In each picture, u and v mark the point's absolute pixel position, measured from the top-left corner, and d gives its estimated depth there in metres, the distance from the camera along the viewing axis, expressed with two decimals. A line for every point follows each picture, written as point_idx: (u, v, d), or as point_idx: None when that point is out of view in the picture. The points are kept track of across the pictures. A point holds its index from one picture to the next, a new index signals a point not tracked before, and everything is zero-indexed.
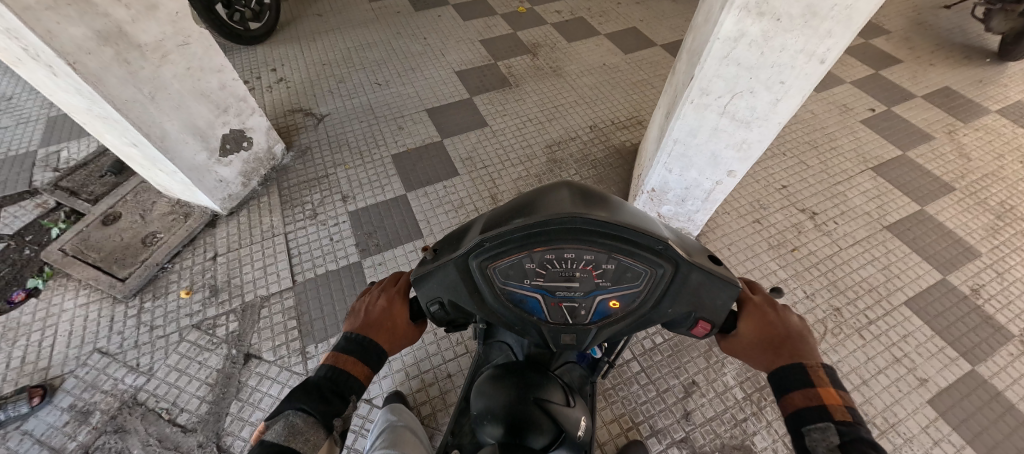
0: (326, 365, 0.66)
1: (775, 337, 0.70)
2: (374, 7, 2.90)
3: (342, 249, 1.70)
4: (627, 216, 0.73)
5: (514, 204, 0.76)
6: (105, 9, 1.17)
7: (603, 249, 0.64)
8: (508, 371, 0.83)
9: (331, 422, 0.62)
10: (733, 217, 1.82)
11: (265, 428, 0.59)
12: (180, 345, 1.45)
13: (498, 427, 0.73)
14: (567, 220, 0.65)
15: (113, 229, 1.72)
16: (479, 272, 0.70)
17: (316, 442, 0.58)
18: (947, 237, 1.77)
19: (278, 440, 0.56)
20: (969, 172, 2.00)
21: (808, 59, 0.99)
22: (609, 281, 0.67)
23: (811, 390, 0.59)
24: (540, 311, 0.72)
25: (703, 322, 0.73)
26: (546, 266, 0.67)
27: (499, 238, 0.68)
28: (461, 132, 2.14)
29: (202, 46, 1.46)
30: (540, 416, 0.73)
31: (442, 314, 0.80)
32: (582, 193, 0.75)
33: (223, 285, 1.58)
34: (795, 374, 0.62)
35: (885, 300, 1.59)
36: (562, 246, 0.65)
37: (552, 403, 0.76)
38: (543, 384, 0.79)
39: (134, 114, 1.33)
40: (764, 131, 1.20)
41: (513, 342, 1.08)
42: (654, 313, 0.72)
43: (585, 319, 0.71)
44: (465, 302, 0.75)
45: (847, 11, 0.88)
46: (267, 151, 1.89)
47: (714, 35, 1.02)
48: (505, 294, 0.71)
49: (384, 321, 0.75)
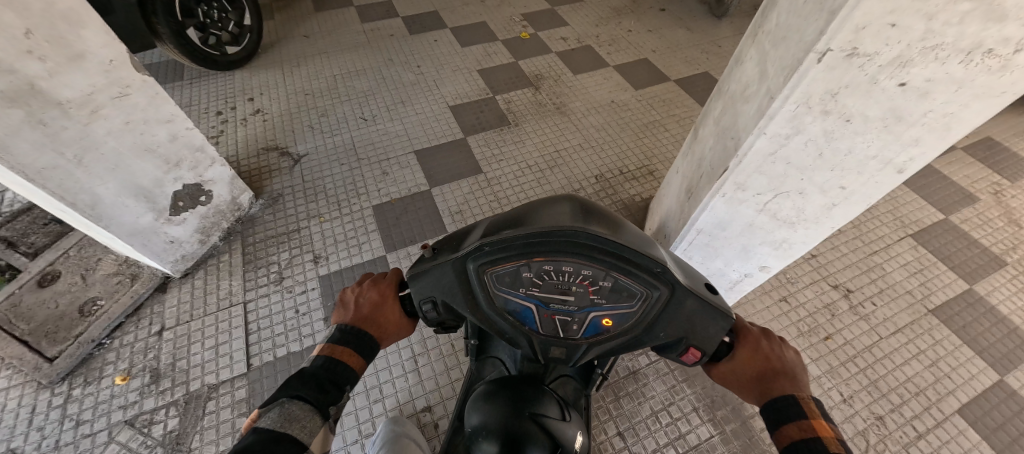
0: (320, 356, 0.63)
1: (767, 370, 0.66)
2: (365, 29, 2.68)
3: (308, 325, 1.48)
4: (628, 235, 0.65)
5: (514, 210, 0.70)
6: (11, 64, 0.96)
7: (603, 266, 0.58)
8: (501, 383, 0.72)
9: (327, 409, 0.60)
10: (756, 294, 1.59)
11: (259, 415, 0.57)
12: (107, 448, 1.23)
13: (495, 443, 0.64)
14: (570, 232, 0.59)
15: (49, 292, 1.51)
16: (475, 279, 0.63)
17: (314, 428, 0.57)
18: (1002, 325, 1.55)
19: (273, 428, 0.55)
20: (1021, 243, 1.77)
21: (881, 166, 0.78)
22: (604, 298, 0.62)
23: (804, 422, 0.57)
24: (531, 322, 0.66)
25: (694, 349, 0.66)
26: (543, 277, 0.61)
27: (500, 242, 0.61)
28: (452, 180, 1.92)
29: (147, 96, 1.24)
30: (535, 431, 0.64)
31: (433, 317, 0.71)
32: (585, 210, 0.68)
33: (166, 370, 1.37)
34: (790, 406, 0.59)
35: (935, 406, 1.36)
36: (563, 258, 0.59)
37: (549, 417, 0.66)
38: (538, 395, 0.69)
39: (54, 183, 1.12)
40: (811, 234, 0.99)
41: (508, 357, 0.98)
42: (646, 336, 0.66)
43: (576, 335, 0.67)
44: (458, 305, 0.67)
45: (945, 119, 0.68)
46: (231, 202, 1.67)
47: (758, 129, 0.80)
48: (497, 301, 0.65)
49: (376, 317, 0.71)
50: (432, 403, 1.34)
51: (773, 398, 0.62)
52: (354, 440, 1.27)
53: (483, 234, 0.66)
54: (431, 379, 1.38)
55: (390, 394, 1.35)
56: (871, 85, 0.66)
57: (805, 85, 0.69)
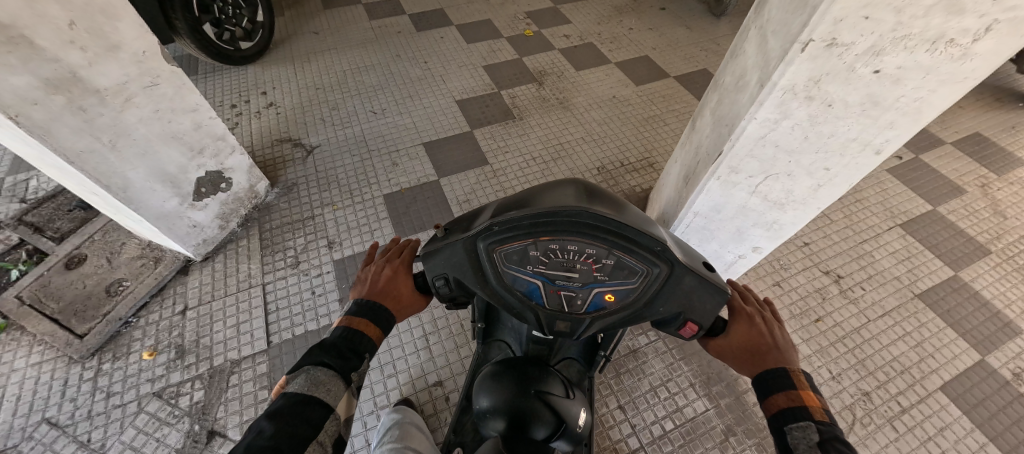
0: (340, 327, 0.72)
1: (760, 344, 0.74)
2: (374, 25, 2.76)
3: (325, 305, 1.55)
4: (627, 216, 0.72)
5: (521, 194, 0.77)
6: (56, 54, 1.03)
7: (605, 244, 0.64)
8: (507, 364, 0.79)
9: (349, 375, 0.70)
10: (751, 279, 1.67)
11: (289, 381, 0.67)
12: (137, 417, 1.30)
13: (502, 420, 0.73)
14: (573, 212, 0.65)
15: (76, 274, 1.58)
16: (485, 256, 0.68)
17: (338, 392, 0.67)
18: (985, 309, 1.63)
19: (302, 391, 0.65)
20: (1006, 233, 1.85)
21: (861, 148, 0.86)
22: (607, 275, 0.66)
23: (793, 392, 0.65)
24: (538, 297, 0.68)
25: (691, 323, 0.71)
26: (549, 255, 0.66)
27: (510, 222, 0.67)
28: (460, 170, 1.99)
29: (174, 86, 1.32)
30: (541, 408, 0.72)
31: (444, 292, 0.76)
32: (587, 194, 0.74)
33: (190, 346, 1.44)
34: (780, 377, 0.67)
35: (919, 383, 1.44)
36: (568, 237, 0.64)
37: (552, 395, 0.74)
38: (542, 375, 0.76)
39: (91, 166, 1.19)
40: (800, 215, 1.06)
41: (512, 340, 1.14)
42: (647, 312, 0.69)
43: (581, 310, 0.68)
44: (468, 282, 0.71)
45: (916, 103, 0.75)
46: (249, 190, 1.75)
47: (749, 115, 0.87)
48: (505, 278, 0.68)
49: (391, 289, 0.79)
50: (443, 377, 1.42)
51: (766, 370, 0.70)
52: (370, 411, 1.35)
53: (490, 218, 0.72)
54: (442, 356, 1.46)
55: (403, 369, 1.43)
56: (850, 72, 0.73)
57: (791, 73, 0.76)
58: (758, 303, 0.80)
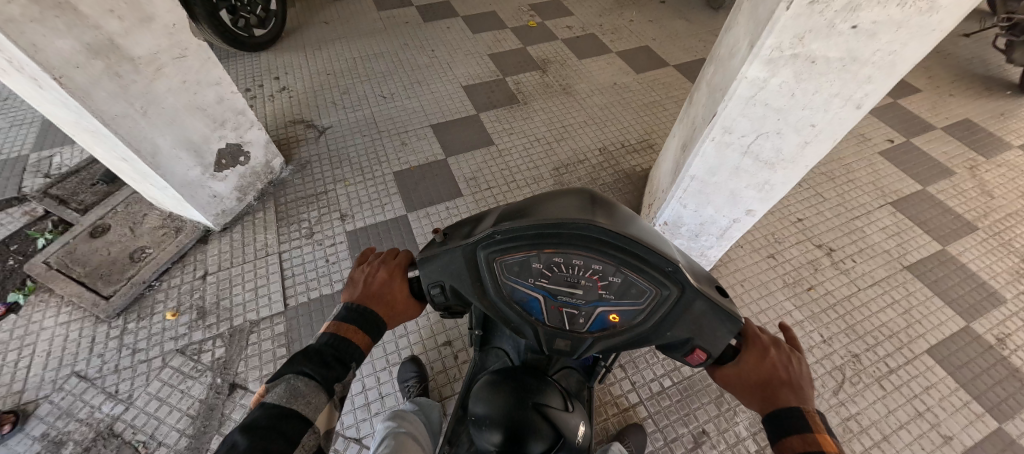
0: (326, 333, 0.70)
1: (773, 378, 0.69)
2: (382, 16, 2.84)
3: (338, 272, 1.62)
4: (634, 229, 0.70)
5: (524, 203, 0.75)
6: (96, 21, 1.10)
7: (612, 261, 0.63)
8: (506, 375, 0.80)
9: (332, 386, 0.68)
10: (746, 251, 1.74)
11: (267, 390, 0.65)
12: (162, 371, 1.37)
13: (498, 434, 0.72)
14: (581, 225, 0.63)
15: (101, 241, 1.65)
16: (485, 265, 0.69)
17: (318, 404, 0.65)
18: (971, 280, 1.70)
19: (280, 402, 0.63)
20: (993, 211, 1.92)
21: (843, 104, 0.94)
22: (612, 294, 0.65)
23: (808, 435, 0.61)
24: (538, 313, 0.71)
25: (700, 350, 0.70)
26: (553, 269, 0.66)
27: (512, 232, 0.66)
28: (467, 150, 2.07)
29: (200, 59, 1.40)
30: (540, 423, 0.72)
31: (440, 300, 0.78)
32: (593, 205, 0.73)
33: (211, 308, 1.51)
34: (794, 416, 0.63)
35: (907, 347, 1.51)
36: (572, 251, 0.63)
37: (551, 408, 0.74)
38: (540, 388, 0.77)
39: (124, 129, 1.27)
40: (789, 174, 1.14)
41: (510, 347, 1.11)
42: (651, 334, 0.69)
43: (582, 328, 0.70)
44: (467, 291, 0.73)
45: (889, 57, 0.83)
46: (265, 166, 1.82)
47: (740, 75, 0.95)
48: (507, 290, 0.70)
49: (384, 293, 0.76)
50: (452, 338, 1.49)
51: (779, 407, 0.66)
52: (383, 367, 1.42)
53: (494, 224, 0.72)
54: (450, 318, 1.52)
55: (414, 330, 1.49)
56: (829, 29, 0.81)
57: (777, 32, 0.84)
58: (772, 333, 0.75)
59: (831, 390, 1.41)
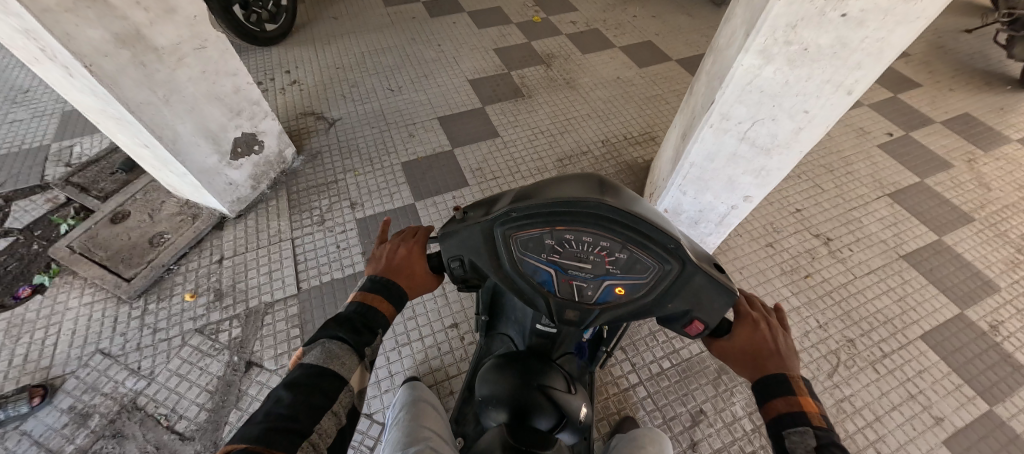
0: (355, 301, 0.76)
1: (763, 349, 0.73)
2: (389, 12, 2.89)
3: (349, 258, 1.68)
4: (641, 207, 0.74)
5: (537, 181, 0.79)
6: (124, 12, 1.16)
7: (620, 238, 0.67)
8: (511, 359, 0.91)
9: (363, 349, 0.74)
10: (745, 240, 1.78)
11: (305, 353, 0.71)
12: (182, 349, 1.44)
13: (504, 412, 0.83)
14: (591, 204, 0.67)
15: (121, 227, 1.72)
16: (500, 240, 0.74)
17: (351, 366, 0.71)
18: (966, 269, 1.73)
19: (318, 362, 0.69)
20: (989, 203, 1.95)
21: (834, 90, 0.98)
22: (619, 268, 0.70)
23: (792, 398, 0.66)
24: (550, 285, 0.76)
25: (697, 322, 0.76)
26: (564, 244, 0.70)
27: (526, 210, 0.70)
28: (473, 142, 2.12)
29: (218, 50, 1.46)
30: (543, 401, 0.82)
31: (458, 273, 0.84)
32: (602, 185, 0.76)
33: (228, 290, 1.57)
34: (781, 382, 0.68)
35: (901, 332, 1.55)
36: (583, 228, 0.68)
37: (552, 389, 0.84)
38: (544, 371, 0.87)
39: (148, 116, 1.33)
40: (784, 160, 1.18)
41: (513, 333, 1.16)
42: (654, 306, 0.75)
43: (590, 300, 0.75)
44: (482, 265, 0.78)
45: (878, 44, 0.87)
46: (278, 155, 1.88)
47: (737, 62, 1.00)
48: (520, 265, 0.75)
49: (404, 268, 0.81)
50: (459, 320, 1.54)
51: (767, 375, 0.71)
52: (393, 347, 1.47)
53: (508, 201, 0.75)
54: (457, 302, 1.58)
55: (422, 313, 1.55)
56: (820, 17, 0.85)
57: (771, 19, 0.88)
58: (764, 307, 0.79)
59: (826, 373, 1.46)
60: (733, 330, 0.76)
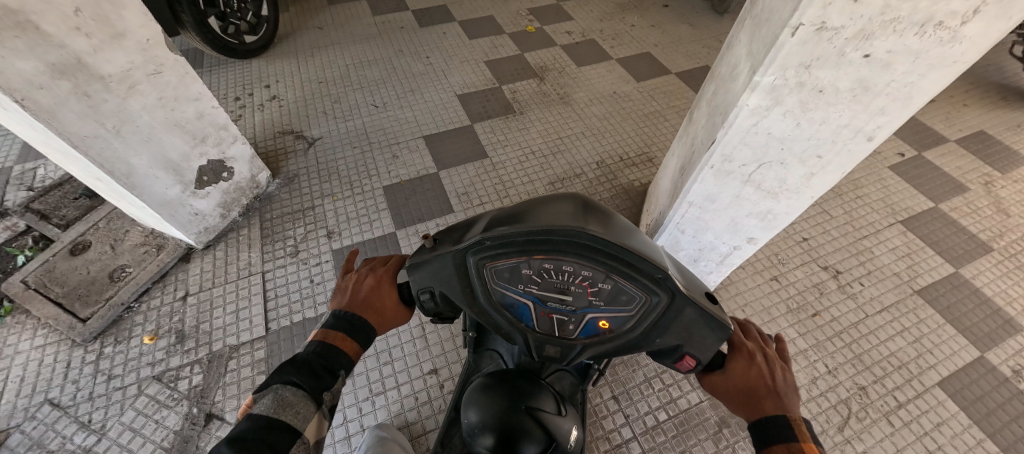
0: (314, 342, 0.67)
1: (760, 387, 0.65)
2: (377, 21, 2.77)
3: (323, 293, 1.57)
4: (628, 236, 0.66)
5: (516, 207, 0.71)
6: (62, 39, 1.05)
7: (602, 268, 0.59)
8: (497, 377, 0.70)
9: (321, 395, 0.64)
10: (749, 273, 1.67)
11: (256, 401, 0.61)
12: (137, 400, 1.33)
13: (490, 437, 0.64)
14: (572, 232, 0.60)
15: (81, 260, 1.60)
16: (475, 271, 0.64)
17: (307, 414, 0.61)
18: (985, 306, 1.61)
19: (268, 412, 0.59)
20: (1009, 230, 1.84)
21: (853, 135, 0.86)
22: (603, 300, 0.61)
23: (795, 445, 0.58)
24: (528, 320, 0.65)
25: (689, 357, 0.65)
26: (542, 275, 0.62)
27: (502, 238, 0.62)
28: (460, 163, 2.01)
29: (177, 75, 1.34)
30: (532, 425, 0.63)
31: (430, 306, 0.73)
32: (588, 209, 0.69)
33: (191, 331, 1.46)
34: (781, 426, 0.60)
35: (917, 379, 1.43)
36: (562, 257, 0.59)
37: (545, 411, 0.65)
38: (535, 389, 0.68)
39: (96, 150, 1.22)
40: (792, 204, 1.07)
41: (504, 350, 1.04)
42: (643, 341, 0.64)
43: (572, 336, 0.64)
44: (456, 298, 0.68)
45: (906, 88, 0.75)
46: (250, 180, 1.77)
47: (741, 102, 0.88)
48: (495, 296, 0.65)
49: (373, 301, 0.73)
50: (439, 365, 1.43)
51: (766, 417, 0.62)
52: (366, 397, 1.36)
53: (485, 228, 0.67)
54: (437, 344, 1.46)
55: (399, 357, 1.43)
56: (839, 57, 0.74)
57: (782, 58, 0.76)
58: (760, 338, 0.71)
59: (836, 426, 1.34)
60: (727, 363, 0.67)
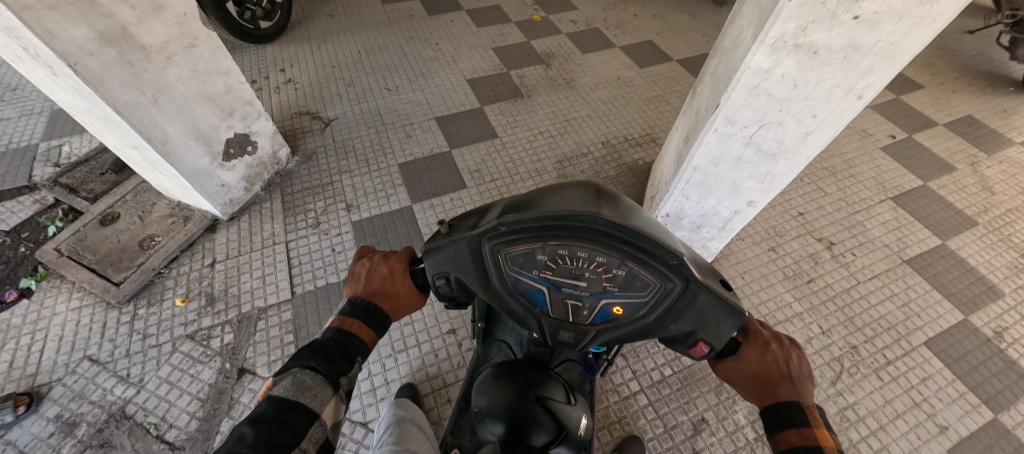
0: (331, 329, 0.68)
1: (773, 374, 0.68)
2: (386, 9, 2.85)
3: (344, 261, 1.65)
4: (640, 223, 0.68)
5: (528, 195, 0.74)
6: (109, 9, 1.12)
7: (617, 254, 0.62)
8: (509, 367, 0.78)
9: (338, 379, 0.66)
10: (748, 244, 1.76)
11: (275, 384, 0.63)
12: (173, 356, 1.40)
13: (501, 425, 0.70)
14: (585, 218, 0.63)
15: (111, 230, 1.67)
16: (490, 257, 0.68)
17: (324, 399, 0.63)
18: (969, 274, 1.71)
19: (287, 396, 0.61)
20: (993, 206, 1.94)
21: (845, 94, 0.95)
22: (617, 286, 0.64)
23: (807, 430, 0.61)
24: (542, 305, 0.69)
25: (702, 344, 0.68)
26: (557, 261, 0.65)
27: (516, 223, 0.66)
28: (471, 143, 2.09)
29: (209, 49, 1.42)
30: (541, 414, 0.70)
31: (444, 291, 0.77)
32: (598, 197, 0.72)
33: (220, 295, 1.54)
34: (794, 414, 0.63)
35: (905, 339, 1.53)
36: (576, 244, 0.63)
37: (555, 401, 0.72)
38: (543, 381, 0.75)
39: (136, 117, 1.29)
40: (790, 165, 1.16)
41: (512, 341, 1.08)
42: (657, 328, 0.67)
43: (586, 321, 0.68)
44: (470, 282, 0.72)
45: (891, 47, 0.84)
46: (272, 156, 1.85)
47: (744, 65, 0.96)
48: (511, 282, 0.69)
49: (388, 288, 0.74)
50: (457, 326, 1.51)
51: (780, 405, 0.66)
52: (389, 354, 1.44)
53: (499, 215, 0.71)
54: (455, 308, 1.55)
55: (419, 318, 1.52)
56: (832, 19, 0.82)
57: (781, 21, 0.85)
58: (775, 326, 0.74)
59: (829, 380, 1.43)
60: (742, 351, 0.70)
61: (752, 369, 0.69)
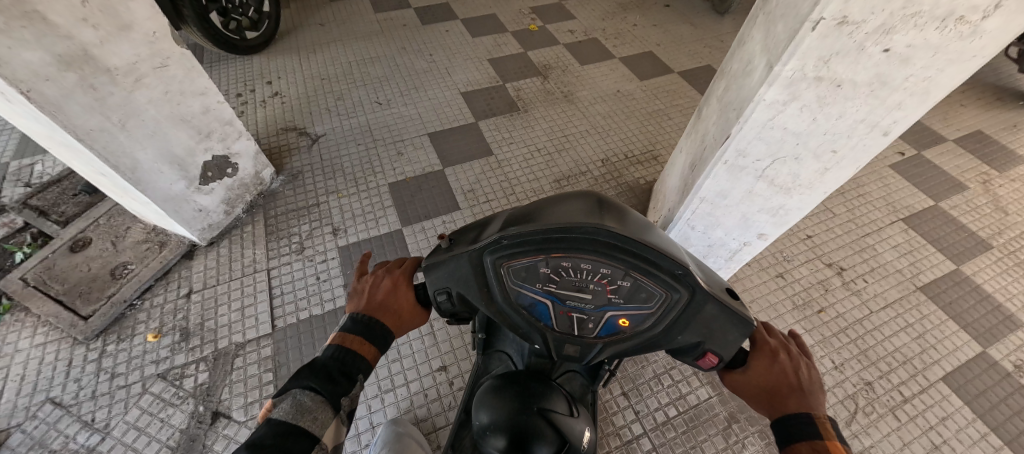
0: (331, 346, 0.61)
1: (783, 383, 0.62)
2: (378, 18, 2.76)
3: (329, 291, 1.56)
4: (649, 236, 0.63)
5: (530, 204, 0.67)
6: (68, 30, 1.02)
7: (622, 265, 0.55)
8: (511, 378, 0.69)
9: (339, 401, 0.59)
10: (755, 270, 1.68)
11: (274, 405, 0.56)
12: (142, 398, 1.31)
13: (502, 439, 0.62)
14: (590, 229, 0.56)
15: (81, 257, 1.57)
16: (492, 272, 0.60)
17: (326, 421, 0.56)
18: (986, 302, 1.64)
19: (286, 419, 0.54)
20: (1007, 228, 1.86)
21: (869, 129, 0.87)
22: (623, 298, 0.57)
23: (819, 443, 0.54)
24: (546, 319, 0.62)
25: (710, 354, 0.63)
26: (560, 274, 0.58)
27: (517, 237, 0.59)
28: (465, 160, 2.00)
29: (183, 69, 1.32)
30: (544, 426, 0.61)
31: (446, 307, 0.69)
32: (603, 206, 0.65)
33: (195, 329, 1.45)
34: (805, 425, 0.56)
35: (922, 374, 1.45)
36: (579, 255, 0.55)
37: (558, 413, 0.63)
38: (548, 392, 0.66)
39: (100, 144, 1.19)
40: (805, 200, 1.08)
41: (514, 351, 1.02)
42: (662, 338, 0.61)
43: (592, 334, 0.62)
44: (472, 297, 0.64)
45: (924, 83, 0.76)
46: (254, 177, 1.75)
47: (758, 97, 0.88)
48: (513, 296, 0.61)
49: (391, 304, 0.66)
50: (448, 362, 1.42)
51: (789, 415, 0.59)
52: (375, 394, 1.35)
53: (501, 227, 0.64)
54: (446, 341, 1.46)
55: (407, 354, 1.43)
56: (859, 52, 0.74)
57: (800, 53, 0.77)
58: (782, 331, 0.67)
59: (844, 421, 1.35)
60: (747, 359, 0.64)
61: (758, 380, 0.63)
